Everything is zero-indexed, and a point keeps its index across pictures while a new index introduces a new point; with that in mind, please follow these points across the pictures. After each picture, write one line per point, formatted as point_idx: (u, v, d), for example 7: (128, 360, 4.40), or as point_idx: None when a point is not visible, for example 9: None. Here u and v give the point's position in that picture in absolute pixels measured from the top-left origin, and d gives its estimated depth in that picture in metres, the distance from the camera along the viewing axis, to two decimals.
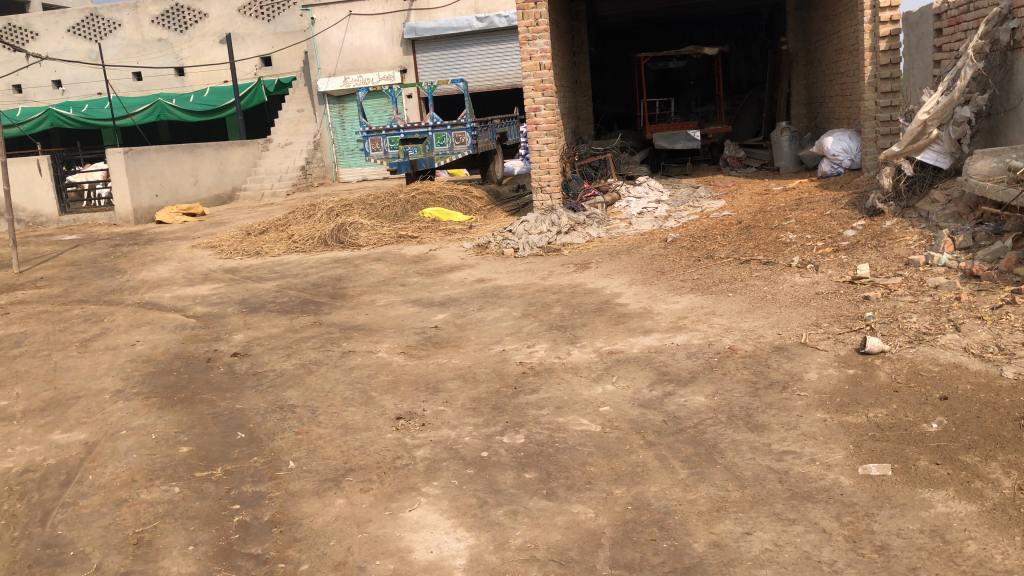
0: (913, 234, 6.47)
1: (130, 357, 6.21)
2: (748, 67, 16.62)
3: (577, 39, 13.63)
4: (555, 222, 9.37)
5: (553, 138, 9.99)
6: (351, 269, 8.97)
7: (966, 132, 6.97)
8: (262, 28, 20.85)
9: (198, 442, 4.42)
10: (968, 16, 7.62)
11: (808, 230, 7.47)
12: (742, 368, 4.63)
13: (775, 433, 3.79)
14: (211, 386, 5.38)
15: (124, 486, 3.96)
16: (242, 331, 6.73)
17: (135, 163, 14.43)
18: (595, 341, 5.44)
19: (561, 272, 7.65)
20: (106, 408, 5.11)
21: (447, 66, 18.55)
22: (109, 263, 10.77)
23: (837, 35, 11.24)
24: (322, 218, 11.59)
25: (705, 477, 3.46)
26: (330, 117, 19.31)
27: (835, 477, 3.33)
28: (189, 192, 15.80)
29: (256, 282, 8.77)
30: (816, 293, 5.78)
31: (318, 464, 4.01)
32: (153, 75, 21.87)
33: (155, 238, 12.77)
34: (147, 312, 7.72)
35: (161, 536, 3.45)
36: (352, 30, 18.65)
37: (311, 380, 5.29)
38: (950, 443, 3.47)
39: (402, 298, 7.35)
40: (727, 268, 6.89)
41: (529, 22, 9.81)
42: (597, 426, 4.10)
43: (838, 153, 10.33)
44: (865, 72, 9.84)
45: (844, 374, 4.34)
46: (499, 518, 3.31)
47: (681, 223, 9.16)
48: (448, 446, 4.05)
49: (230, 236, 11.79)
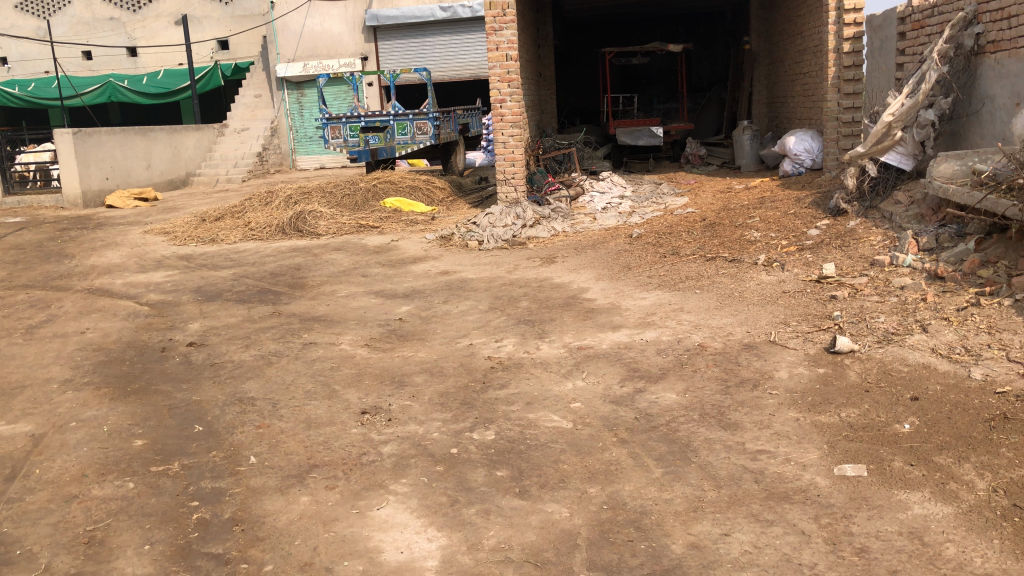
0: (877, 234, 6.53)
1: (80, 346, 5.96)
2: (710, 65, 16.70)
3: (543, 32, 13.53)
4: (520, 215, 9.28)
5: (518, 131, 9.91)
6: (310, 258, 8.76)
7: (930, 134, 7.06)
8: (219, 10, 20.40)
9: (153, 435, 4.24)
10: (931, 20, 7.71)
11: (772, 229, 7.50)
12: (713, 365, 4.60)
13: (749, 431, 3.76)
14: (167, 377, 5.19)
15: (74, 481, 3.77)
16: (198, 320, 6.52)
17: (84, 145, 13.98)
18: (563, 336, 5.37)
19: (526, 266, 7.57)
20: (53, 399, 4.89)
21: (410, 55, 18.32)
22: (56, 248, 10.39)
23: (801, 35, 11.33)
24: (280, 206, 11.33)
25: (680, 476, 3.41)
26: (288, 104, 19.00)
27: (811, 478, 3.30)
28: (141, 176, 15.37)
29: (212, 270, 8.53)
30: (783, 292, 5.79)
31: (280, 459, 3.87)
32: (104, 55, 21.25)
33: (104, 222, 12.36)
34: (98, 298, 7.45)
35: (114, 535, 3.28)
36: (313, 16, 18.32)
37: (272, 372, 5.13)
38: (923, 444, 3.47)
39: (364, 289, 7.20)
40: (693, 265, 6.88)
41: (496, 12, 9.70)
42: (569, 423, 4.03)
43: (800, 153, 10.40)
44: (829, 73, 9.95)
45: (814, 373, 4.34)
46: (471, 517, 3.22)
47: (645, 219, 9.14)
48: (416, 442, 3.94)
49: (184, 222, 11.47)
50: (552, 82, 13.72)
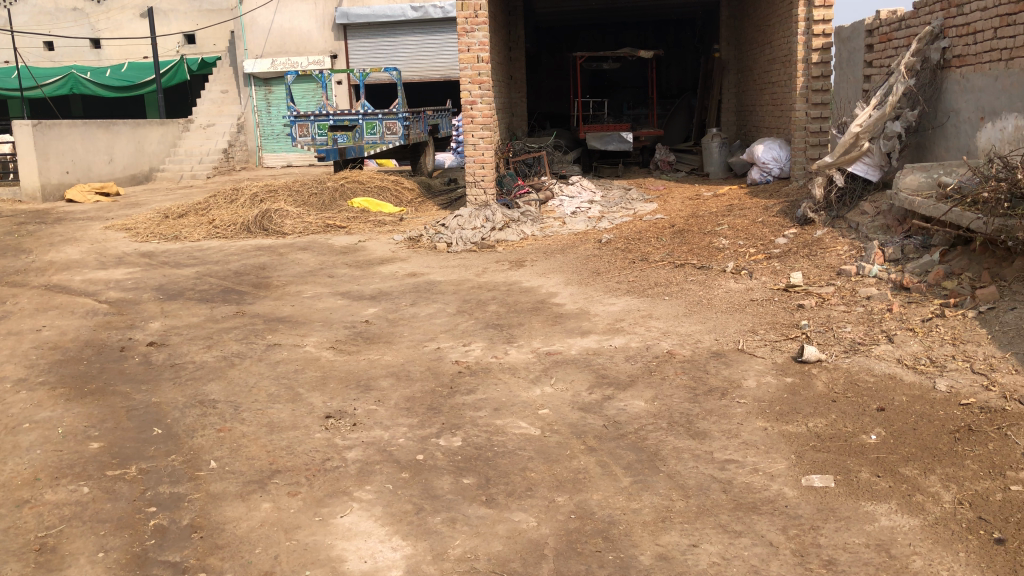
0: (844, 244, 6.59)
1: (35, 344, 5.80)
2: (679, 72, 16.81)
3: (514, 34, 13.50)
4: (489, 218, 9.22)
5: (489, 133, 9.85)
6: (276, 258, 8.63)
7: (896, 146, 7.15)
8: (186, 4, 20.11)
9: (110, 438, 4.12)
10: (898, 33, 7.82)
11: (741, 236, 7.53)
12: (681, 373, 4.59)
13: (717, 440, 3.75)
14: (125, 377, 5.05)
15: (25, 485, 3.64)
16: (159, 319, 6.38)
17: (44, 137, 13.66)
18: (532, 341, 5.33)
19: (495, 269, 7.52)
20: (7, 398, 4.73)
21: (380, 54, 18.19)
22: (13, 242, 10.14)
23: (770, 45, 11.42)
24: (245, 204, 11.18)
25: (648, 486, 3.38)
26: (255, 100, 18.82)
27: (779, 488, 3.30)
28: (103, 171, 15.06)
29: (174, 267, 8.37)
30: (751, 300, 5.81)
31: (241, 464, 3.78)
32: (66, 46, 20.80)
33: (65, 217, 12.08)
34: (55, 295, 7.26)
35: (67, 542, 3.17)
36: (282, 13, 18.14)
37: (234, 374, 5.02)
38: (889, 455, 3.49)
39: (330, 290, 7.09)
40: (662, 271, 6.89)
41: (468, 13, 9.64)
42: (537, 429, 3.99)
43: (768, 161, 10.46)
44: (797, 83, 10.04)
45: (782, 382, 4.34)
46: (437, 526, 3.17)
47: (614, 224, 9.14)
48: (380, 448, 3.87)
49: (146, 219, 11.24)
50: (522, 85, 13.71)
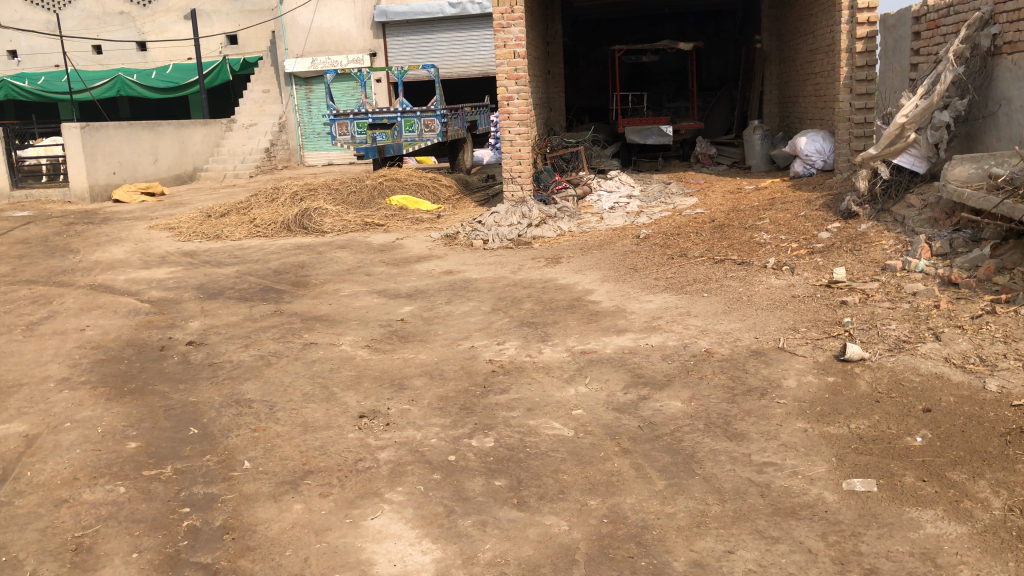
0: (889, 238, 6.41)
1: (79, 343, 5.90)
2: (720, 64, 16.57)
3: (551, 28, 13.38)
4: (526, 214, 9.15)
5: (525, 129, 9.80)
6: (315, 256, 8.67)
7: (944, 137, 6.92)
8: (228, 5, 20.36)
9: (147, 437, 4.16)
10: (947, 20, 7.58)
11: (783, 231, 7.38)
12: (720, 373, 4.49)
13: (755, 442, 3.66)
14: (164, 376, 5.11)
15: (64, 485, 3.69)
16: (198, 318, 6.45)
17: (91, 139, 13.94)
18: (566, 339, 5.27)
19: (531, 267, 7.46)
20: (49, 398, 4.81)
21: (419, 51, 18.23)
22: (61, 242, 10.35)
23: (812, 35, 11.19)
24: (285, 203, 11.27)
25: (683, 489, 3.30)
26: (296, 100, 18.98)
27: (819, 493, 3.20)
28: (148, 171, 15.32)
29: (215, 266, 8.46)
30: (793, 296, 5.68)
31: (275, 465, 3.78)
32: (113, 49, 21.23)
33: (111, 217, 12.31)
34: (99, 295, 7.39)
35: (103, 542, 3.20)
36: (322, 11, 18.24)
37: (270, 373, 5.04)
38: (936, 459, 3.37)
39: (367, 288, 7.11)
40: (701, 267, 6.76)
41: (504, 9, 9.59)
42: (571, 430, 3.93)
43: (811, 154, 10.26)
44: (841, 73, 9.80)
45: (824, 382, 4.22)
46: (468, 528, 3.13)
47: (653, 219, 9.02)
48: (413, 448, 3.85)
49: (189, 218, 11.40)
50: (560, 79, 13.61)
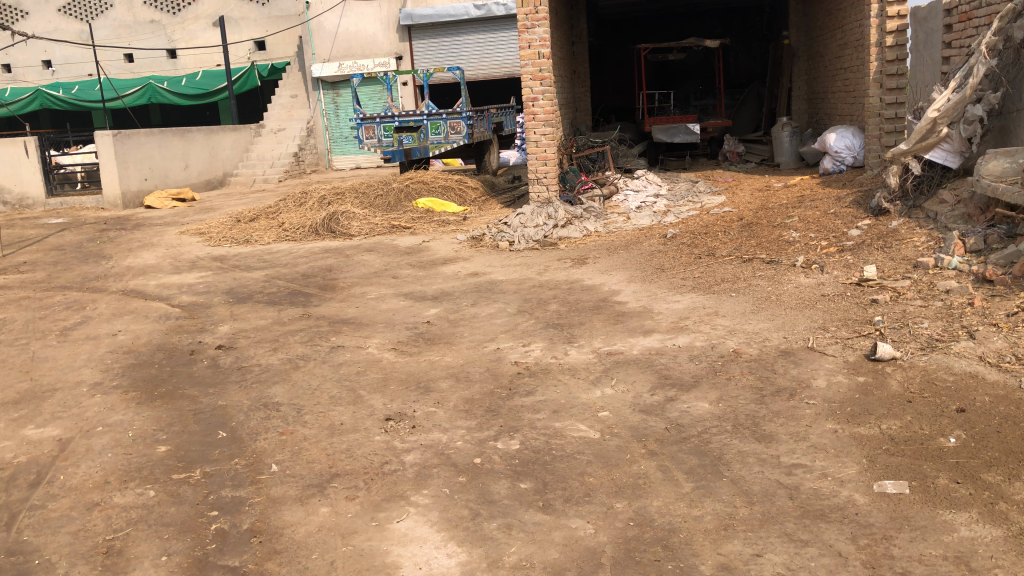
0: (921, 235, 6.30)
1: (111, 348, 5.98)
2: (748, 61, 16.43)
3: (577, 29, 13.40)
4: (551, 215, 9.13)
5: (551, 129, 9.77)
6: (342, 260, 8.73)
7: (977, 131, 6.79)
8: (256, 11, 20.54)
9: (177, 441, 4.21)
10: (979, 11, 7.45)
11: (812, 228, 7.29)
12: (748, 373, 4.44)
13: (784, 444, 3.61)
14: (194, 381, 5.17)
15: (96, 488, 3.74)
16: (227, 323, 6.51)
17: (124, 146, 14.15)
18: (592, 341, 5.24)
19: (557, 267, 7.45)
20: (82, 402, 4.89)
21: (444, 54, 18.28)
22: (95, 249, 10.51)
23: (841, 29, 11.05)
24: (313, 206, 11.34)
25: (711, 492, 3.27)
26: (324, 104, 19.08)
27: (849, 495, 3.15)
28: (179, 177, 15.51)
29: (244, 271, 8.54)
30: (822, 295, 5.60)
31: (302, 468, 3.80)
32: (145, 57, 21.54)
33: (143, 223, 12.48)
34: (131, 300, 7.49)
35: (133, 545, 3.24)
36: (348, 16, 18.36)
37: (298, 376, 5.07)
38: (970, 460, 3.30)
39: (393, 290, 7.14)
40: (729, 266, 6.70)
41: (529, 9, 9.58)
42: (597, 433, 3.91)
43: (840, 150, 10.13)
44: (870, 68, 9.66)
45: (854, 382, 4.15)
46: (493, 532, 3.12)
47: (680, 218, 8.96)
48: (439, 450, 3.86)
49: (219, 223, 11.52)
50: (586, 79, 13.58)
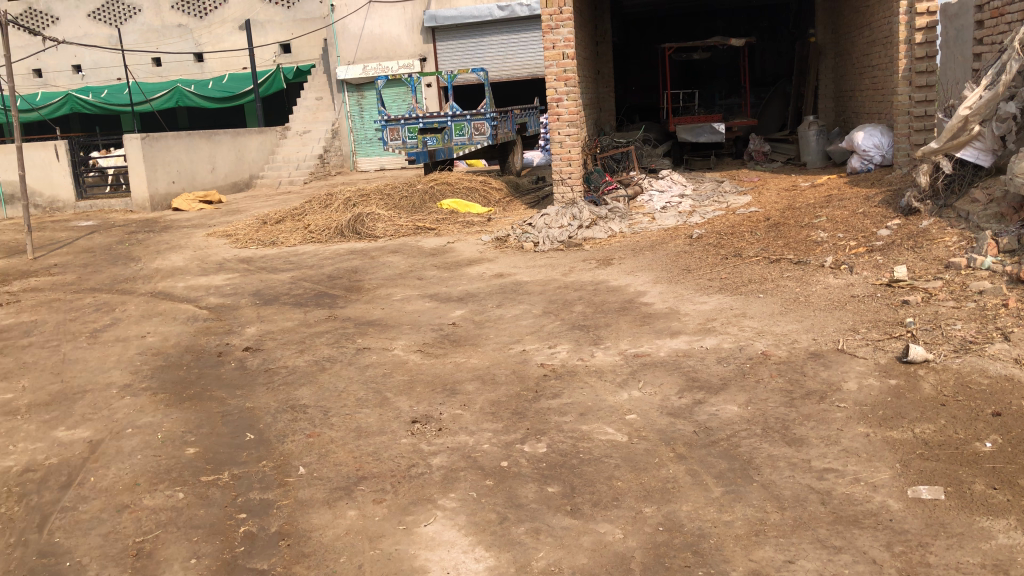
0: (952, 235, 6.21)
1: (140, 350, 6.04)
2: (774, 59, 16.31)
3: (601, 28, 13.35)
4: (576, 216, 9.10)
5: (575, 130, 9.74)
6: (367, 261, 8.77)
7: (1011, 129, 6.59)
8: (281, 14, 20.67)
9: (206, 443, 4.24)
10: (1011, 7, 7.33)
11: (840, 228, 7.20)
12: (777, 376, 4.39)
13: (815, 448, 3.56)
14: (222, 382, 5.20)
15: (126, 490, 3.77)
16: (254, 325, 6.54)
17: (152, 149, 14.29)
18: (619, 342, 5.21)
19: (582, 268, 7.42)
20: (112, 404, 4.93)
21: (468, 55, 18.32)
22: (124, 251, 10.62)
23: (869, 27, 10.91)
24: (339, 208, 11.38)
25: (741, 497, 3.23)
26: (348, 106, 19.19)
27: (883, 500, 3.10)
28: (206, 179, 15.65)
29: (271, 272, 8.59)
30: (852, 296, 5.53)
31: (329, 470, 3.81)
32: (172, 61, 21.76)
33: (170, 225, 12.60)
34: (159, 302, 7.56)
35: (162, 548, 3.26)
36: (372, 18, 18.44)
37: (324, 379, 5.09)
38: (1007, 466, 3.23)
39: (419, 292, 7.15)
40: (756, 267, 6.64)
41: (553, 10, 9.55)
42: (624, 436, 3.88)
43: (868, 149, 10.01)
44: (900, 65, 9.52)
45: (886, 385, 4.09)
46: (521, 536, 3.10)
47: (706, 218, 8.89)
48: (465, 453, 3.85)
49: (246, 225, 11.61)
50: (611, 79, 13.53)
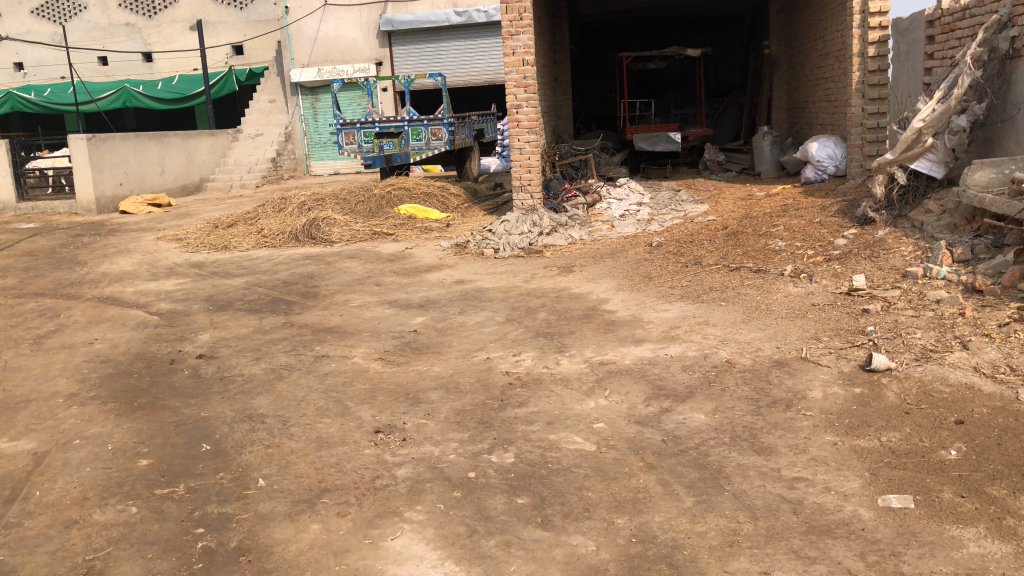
0: (908, 244, 6.31)
1: (88, 357, 5.82)
2: (728, 70, 16.55)
3: (559, 36, 13.39)
4: (537, 222, 9.08)
5: (534, 136, 9.71)
6: (323, 266, 8.61)
7: (962, 142, 6.81)
8: (234, 15, 20.31)
9: (159, 454, 4.08)
10: (962, 23, 7.50)
11: (797, 238, 7.28)
12: (743, 384, 4.39)
13: (784, 457, 3.55)
14: (175, 391, 5.02)
15: (74, 505, 3.60)
16: (208, 332, 6.35)
17: (98, 150, 13.89)
18: (584, 350, 5.18)
19: (543, 276, 7.38)
20: (58, 414, 4.73)
21: (425, 60, 18.23)
22: (68, 254, 10.29)
23: (823, 40, 11.09)
24: (293, 212, 11.17)
25: (713, 506, 3.20)
26: (302, 109, 18.98)
27: (854, 510, 3.09)
28: (155, 182, 15.27)
29: (224, 277, 8.39)
30: (812, 305, 5.57)
31: (290, 482, 3.69)
32: (119, 60, 21.25)
33: (117, 228, 12.26)
34: (108, 307, 7.31)
35: (115, 566, 3.11)
36: (328, 21, 18.25)
37: (283, 387, 4.95)
38: (972, 474, 3.26)
39: (378, 298, 7.03)
40: (717, 275, 6.67)
41: (513, 16, 9.53)
42: (592, 445, 3.83)
43: (822, 159, 10.16)
44: (853, 78, 9.70)
45: (851, 394, 4.11)
46: (491, 550, 3.03)
47: (664, 227, 8.93)
48: (431, 465, 3.76)
49: (197, 229, 11.33)
50: (568, 87, 13.57)
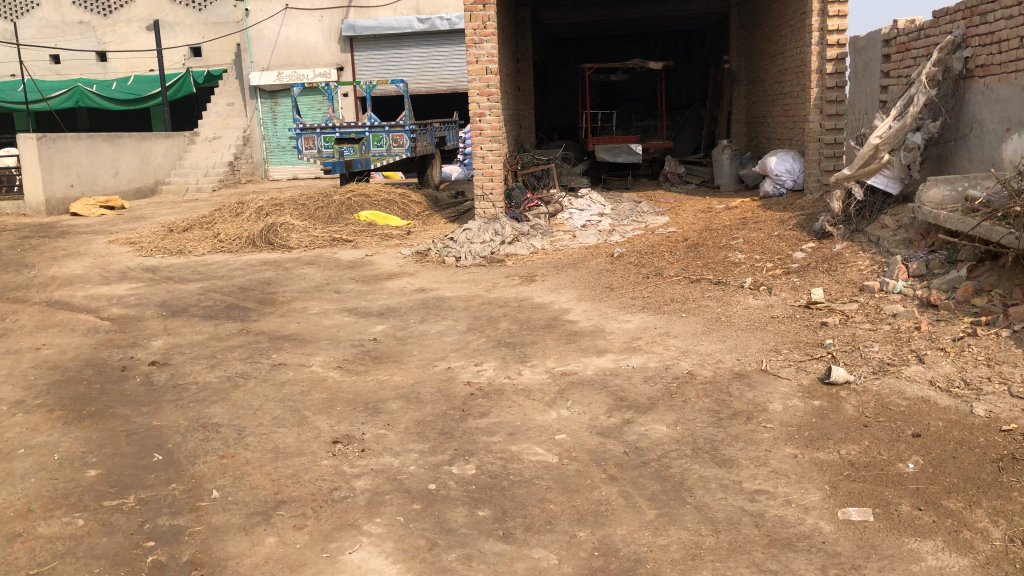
0: (864, 259, 6.41)
1: (35, 363, 5.64)
2: (688, 84, 16.71)
3: (521, 45, 13.46)
4: (498, 231, 9.04)
5: (497, 145, 9.70)
6: (281, 272, 8.47)
7: (915, 158, 7.00)
8: (192, 16, 20.01)
9: (108, 464, 3.95)
10: (917, 43, 7.67)
11: (756, 250, 7.36)
12: (704, 397, 4.39)
13: (745, 469, 3.56)
14: (126, 399, 4.87)
15: (17, 517, 3.47)
16: (161, 338, 6.19)
17: (49, 150, 13.55)
18: (546, 360, 5.15)
19: (505, 285, 7.35)
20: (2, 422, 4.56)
21: (387, 66, 18.09)
22: (16, 257, 9.99)
23: (781, 56, 11.27)
24: (251, 217, 10.99)
25: (675, 519, 3.19)
26: (261, 113, 18.73)
27: (814, 522, 3.11)
28: (108, 184, 14.94)
29: (178, 283, 8.21)
30: (772, 317, 5.62)
31: (244, 494, 3.59)
32: (72, 59, 20.78)
33: (68, 231, 11.94)
34: (56, 312, 7.11)
35: None
36: (288, 24, 18.06)
37: (238, 396, 4.83)
38: (930, 486, 3.30)
39: (337, 305, 6.94)
40: (678, 286, 6.70)
41: (476, 24, 9.50)
42: (554, 456, 3.81)
43: (781, 173, 10.29)
44: (811, 94, 9.88)
45: (810, 406, 4.14)
46: (452, 563, 2.98)
47: (625, 237, 8.96)
48: (391, 476, 3.69)
49: (151, 232, 11.09)
50: (530, 96, 13.60)
